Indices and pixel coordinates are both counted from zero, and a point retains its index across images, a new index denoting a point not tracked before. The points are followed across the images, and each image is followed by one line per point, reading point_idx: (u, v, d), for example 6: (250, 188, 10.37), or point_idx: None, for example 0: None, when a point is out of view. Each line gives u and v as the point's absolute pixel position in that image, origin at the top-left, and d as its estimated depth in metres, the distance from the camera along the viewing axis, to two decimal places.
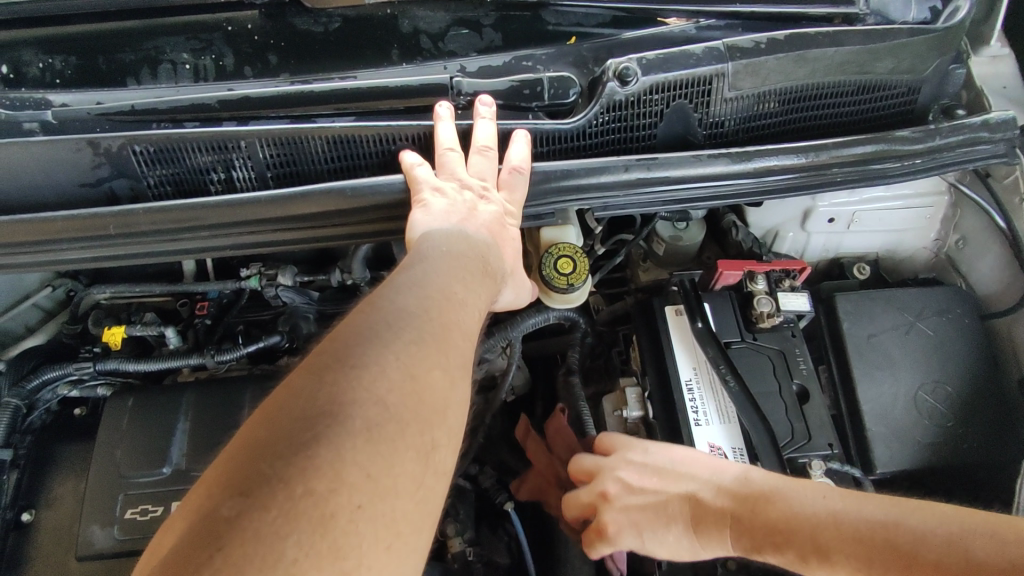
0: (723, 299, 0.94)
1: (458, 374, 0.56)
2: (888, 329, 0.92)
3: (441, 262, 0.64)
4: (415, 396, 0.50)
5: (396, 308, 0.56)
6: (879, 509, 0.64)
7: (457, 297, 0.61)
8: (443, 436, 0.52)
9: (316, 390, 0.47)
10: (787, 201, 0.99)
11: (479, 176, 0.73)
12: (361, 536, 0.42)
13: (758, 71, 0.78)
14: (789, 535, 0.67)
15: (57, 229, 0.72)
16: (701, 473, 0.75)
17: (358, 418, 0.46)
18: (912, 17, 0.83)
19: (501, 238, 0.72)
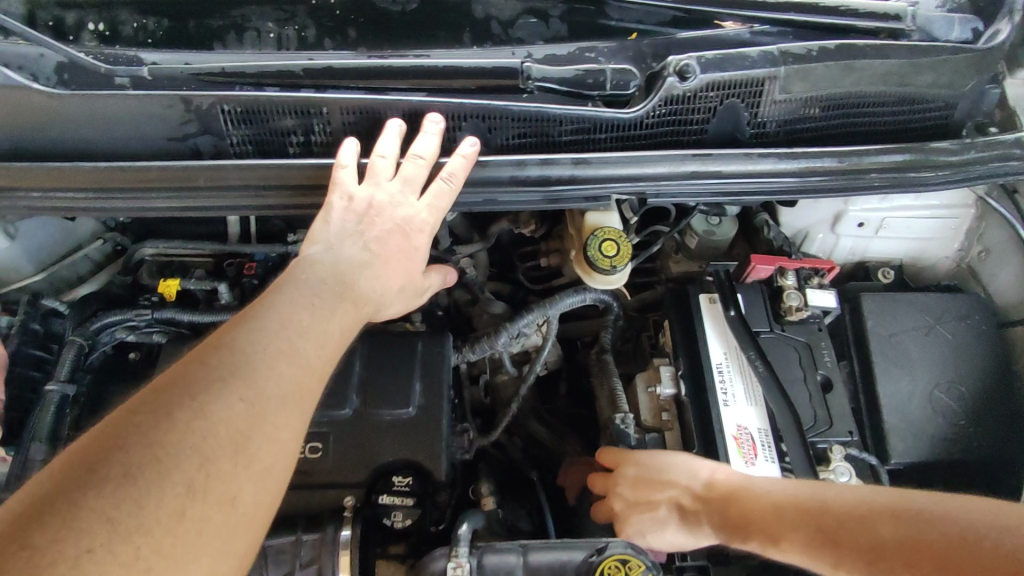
0: (754, 291, 1.00)
1: (269, 401, 0.54)
2: (909, 330, 0.97)
3: (298, 288, 0.64)
4: (197, 432, 0.49)
5: (233, 342, 0.56)
6: (828, 491, 0.73)
7: (297, 325, 0.60)
8: (230, 466, 0.49)
9: (107, 438, 0.48)
10: (821, 203, 1.03)
11: (405, 182, 0.72)
12: (94, 572, 0.41)
13: (809, 76, 0.82)
14: (749, 522, 0.75)
15: (152, 178, 0.78)
16: (679, 478, 0.81)
17: (117, 465, 0.46)
18: (956, 36, 0.88)
19: (398, 246, 0.71)
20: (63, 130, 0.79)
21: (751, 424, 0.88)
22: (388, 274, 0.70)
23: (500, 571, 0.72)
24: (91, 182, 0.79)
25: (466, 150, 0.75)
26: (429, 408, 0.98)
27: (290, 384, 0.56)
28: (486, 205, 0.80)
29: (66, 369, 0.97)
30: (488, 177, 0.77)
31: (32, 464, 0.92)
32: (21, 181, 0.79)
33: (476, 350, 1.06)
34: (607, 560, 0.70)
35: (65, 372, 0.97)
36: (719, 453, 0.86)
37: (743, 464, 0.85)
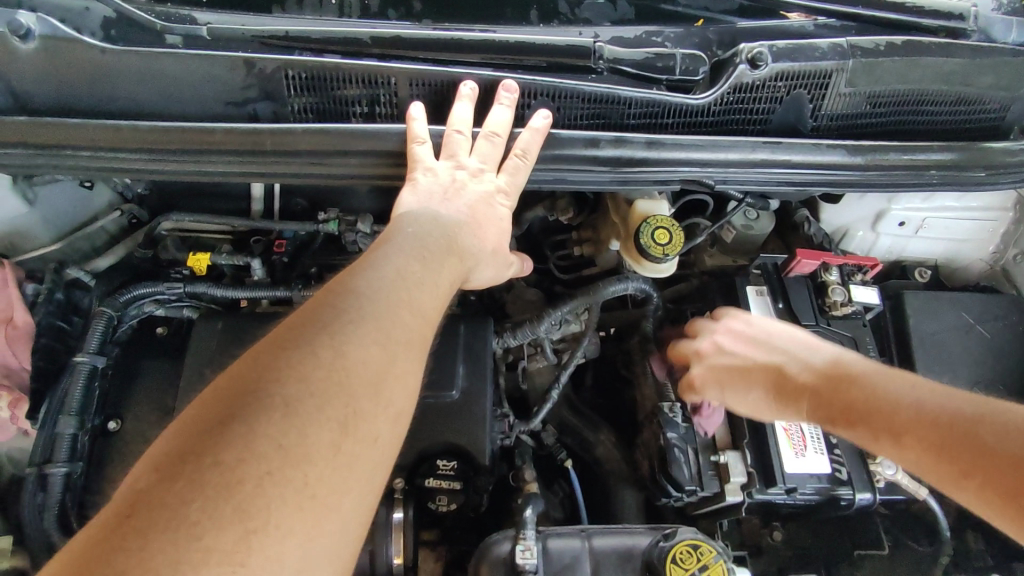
0: (799, 285, 1.00)
1: (404, 346, 0.48)
2: (948, 328, 0.98)
3: (406, 240, 0.59)
4: (345, 367, 0.43)
5: (354, 283, 0.50)
6: (973, 403, 0.60)
7: (414, 274, 0.54)
8: (378, 407, 0.44)
9: (255, 367, 0.42)
10: (866, 199, 1.03)
11: (479, 158, 0.71)
12: (270, 497, 0.37)
13: (876, 70, 0.82)
14: (870, 394, 0.68)
15: (218, 139, 0.72)
16: (791, 347, 0.78)
17: (277, 394, 0.40)
18: (1012, 39, 0.88)
19: (485, 216, 0.69)
20: (114, 88, 0.75)
21: (800, 416, 0.90)
22: (482, 239, 0.68)
23: (564, 557, 0.71)
24: (143, 142, 0.73)
25: (538, 123, 0.72)
26: (472, 391, 0.96)
27: (421, 327, 0.51)
28: (555, 182, 0.78)
29: (96, 341, 0.94)
30: (557, 155, 0.75)
31: (60, 437, 0.88)
32: (69, 139, 0.73)
33: (516, 335, 1.05)
34: (677, 545, 0.69)
35: (96, 344, 0.94)
36: (770, 443, 0.88)
37: (791, 454, 0.88)
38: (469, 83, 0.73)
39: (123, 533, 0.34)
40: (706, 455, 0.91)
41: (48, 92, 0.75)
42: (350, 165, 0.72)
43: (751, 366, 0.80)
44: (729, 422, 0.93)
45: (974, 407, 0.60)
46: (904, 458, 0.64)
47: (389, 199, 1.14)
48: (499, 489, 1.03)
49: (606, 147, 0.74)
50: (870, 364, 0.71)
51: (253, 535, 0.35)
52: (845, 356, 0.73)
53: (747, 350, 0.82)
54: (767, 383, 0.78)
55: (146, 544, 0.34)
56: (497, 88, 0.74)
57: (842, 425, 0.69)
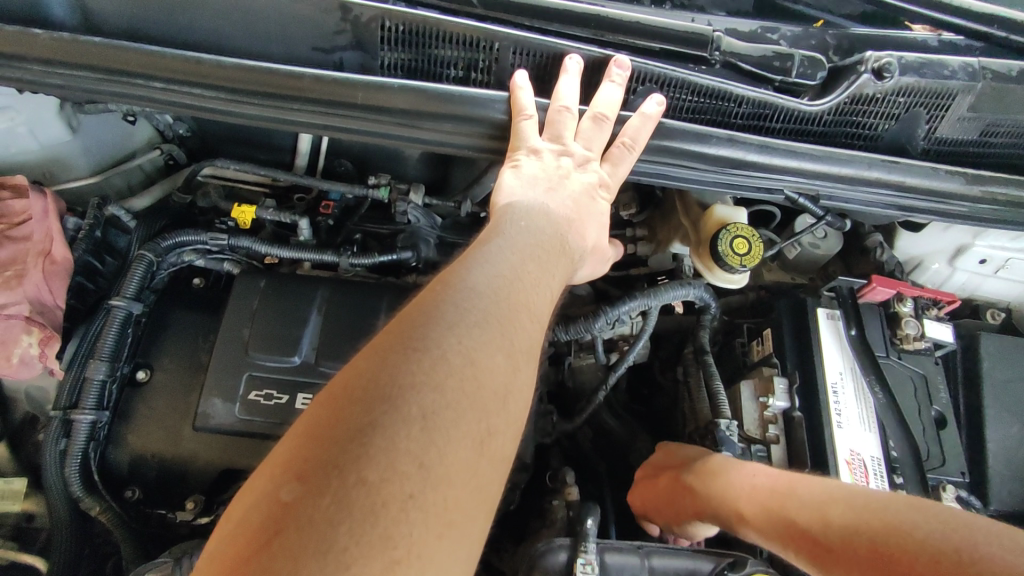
0: (872, 313, 0.96)
1: (525, 356, 0.46)
2: (1022, 377, 0.95)
3: (514, 236, 0.56)
4: (475, 376, 0.41)
5: (467, 283, 0.47)
6: (803, 489, 0.72)
7: (530, 274, 0.52)
8: (505, 423, 0.42)
9: (382, 371, 0.40)
10: (948, 233, 0.98)
11: (585, 144, 0.67)
12: (415, 522, 0.35)
13: (1003, 96, 0.77)
14: (732, 501, 0.77)
15: (302, 86, 0.67)
16: (684, 452, 0.89)
17: (413, 404, 0.38)
18: None
19: (590, 212, 0.66)
20: (196, 16, 0.70)
21: (865, 450, 0.84)
22: (587, 238, 0.64)
23: (623, 571, 0.74)
24: (221, 80, 0.67)
25: (650, 109, 0.68)
26: None
27: (536, 336, 0.48)
28: (652, 177, 0.75)
29: (134, 286, 0.88)
30: (673, 146, 0.70)
31: (89, 382, 0.84)
32: (141, 66, 0.67)
33: (568, 329, 1.00)
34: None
35: (133, 289, 0.88)
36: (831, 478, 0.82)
37: None
38: (575, 57, 0.68)
39: (272, 554, 0.33)
40: None
41: (124, 15, 0.70)
42: (442, 130, 0.68)
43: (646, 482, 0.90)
44: (790, 448, 0.87)
45: (804, 498, 0.71)
46: (775, 545, 0.73)
47: (447, 171, 1.08)
48: (531, 488, 0.97)
49: (719, 145, 0.70)
50: (735, 464, 0.81)
51: (398, 565, 0.33)
52: (714, 458, 0.84)
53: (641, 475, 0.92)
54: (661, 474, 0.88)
55: (297, 567, 0.32)
56: (608, 65, 0.69)
57: (727, 525, 0.78)
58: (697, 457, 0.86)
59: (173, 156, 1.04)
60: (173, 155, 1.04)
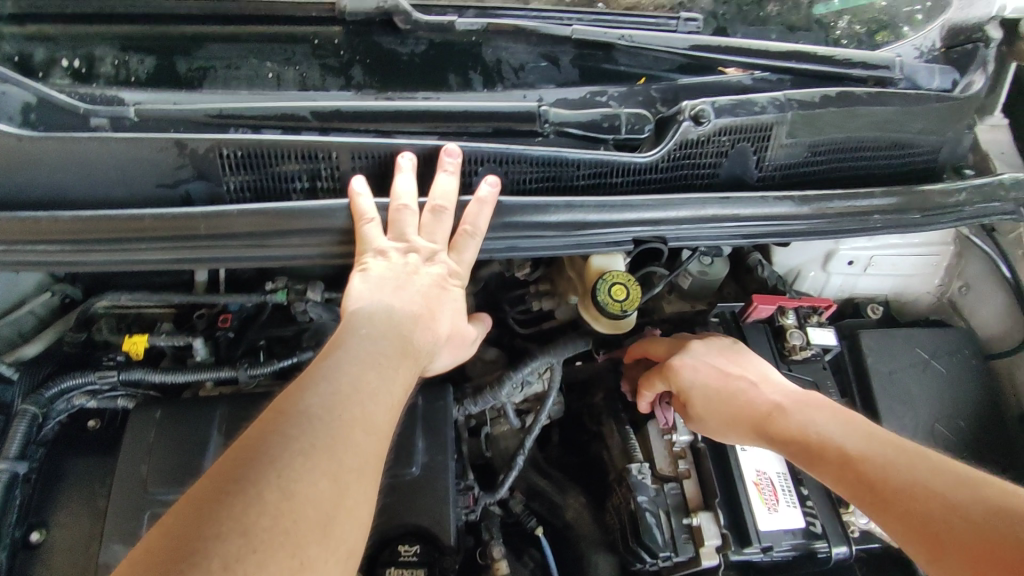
0: (757, 331, 1.01)
1: (355, 475, 0.49)
2: (906, 365, 1.00)
3: (359, 347, 0.59)
4: (292, 512, 0.45)
5: (300, 409, 0.50)
6: (936, 469, 0.65)
7: (369, 386, 0.55)
8: (325, 552, 0.45)
9: (192, 525, 0.42)
10: (813, 243, 1.07)
11: (429, 238, 0.70)
12: None
13: (813, 121, 0.85)
14: (848, 455, 0.71)
15: (144, 227, 0.68)
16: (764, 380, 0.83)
17: (215, 558, 0.41)
18: (937, 86, 0.92)
19: (441, 302, 0.68)
20: (35, 175, 0.71)
21: (770, 467, 0.86)
22: (436, 330, 0.67)
23: None
24: (65, 234, 0.68)
25: (486, 191, 0.72)
26: (433, 466, 0.91)
27: (372, 452, 0.51)
28: (508, 250, 0.78)
29: (17, 445, 0.86)
30: (516, 220, 0.74)
31: None
32: None
33: (477, 400, 1.00)
34: None
35: (16, 448, 0.86)
36: (742, 501, 0.83)
37: (766, 511, 0.83)
38: (408, 155, 0.72)
39: None
40: (677, 518, 0.86)
41: None
42: (292, 244, 0.70)
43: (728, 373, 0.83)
44: (700, 481, 0.88)
45: (970, 504, 0.60)
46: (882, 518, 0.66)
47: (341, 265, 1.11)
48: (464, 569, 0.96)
49: (557, 213, 0.74)
50: (867, 440, 0.71)
51: None
52: (815, 415, 0.76)
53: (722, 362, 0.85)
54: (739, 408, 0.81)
55: None
56: (440, 154, 0.73)
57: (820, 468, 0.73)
58: (802, 414, 0.77)
59: (66, 296, 1.05)
60: (67, 295, 1.06)
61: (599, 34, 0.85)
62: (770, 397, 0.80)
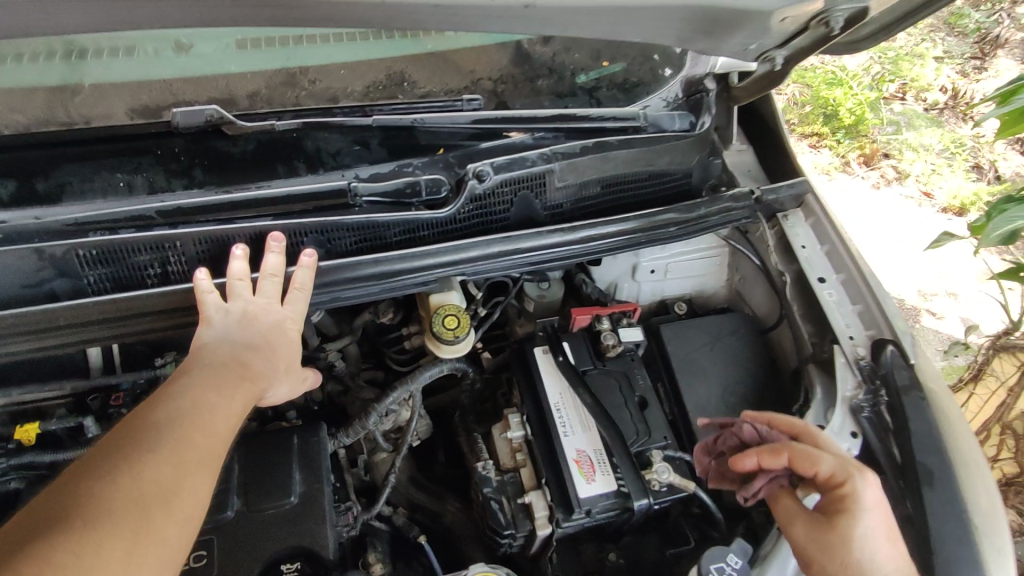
0: (578, 337, 1.21)
1: (193, 466, 0.65)
2: (699, 347, 1.23)
3: (205, 372, 0.75)
4: (136, 494, 0.59)
5: (146, 420, 0.66)
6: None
7: (208, 403, 0.71)
8: (166, 520, 0.60)
9: (49, 512, 0.56)
10: (617, 259, 1.30)
11: (265, 298, 0.87)
12: None
13: (576, 168, 1.08)
14: (856, 573, 0.77)
15: (10, 326, 0.84)
16: (855, 476, 0.81)
17: (70, 534, 0.54)
18: (678, 127, 1.19)
19: (280, 339, 0.84)
20: None
21: (589, 446, 1.06)
22: (276, 359, 0.82)
23: None
24: None
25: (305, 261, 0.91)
26: (310, 493, 1.05)
27: (209, 450, 0.67)
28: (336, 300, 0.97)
29: None
30: (334, 277, 0.95)
31: None
32: None
33: (349, 433, 1.15)
34: None
35: None
36: (564, 477, 1.03)
37: (585, 482, 1.02)
38: (241, 244, 0.89)
39: None
40: (515, 500, 1.04)
41: None
42: (144, 323, 0.88)
43: (858, 486, 0.80)
44: (533, 466, 1.07)
45: None
46: None
47: None
48: None
49: (366, 266, 0.95)
50: (883, 555, 0.77)
51: None
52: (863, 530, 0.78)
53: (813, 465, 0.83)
54: (836, 515, 0.79)
55: None
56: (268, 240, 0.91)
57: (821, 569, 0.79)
58: (858, 535, 0.78)
59: None
60: None
61: (397, 120, 1.05)
62: (849, 516, 0.78)
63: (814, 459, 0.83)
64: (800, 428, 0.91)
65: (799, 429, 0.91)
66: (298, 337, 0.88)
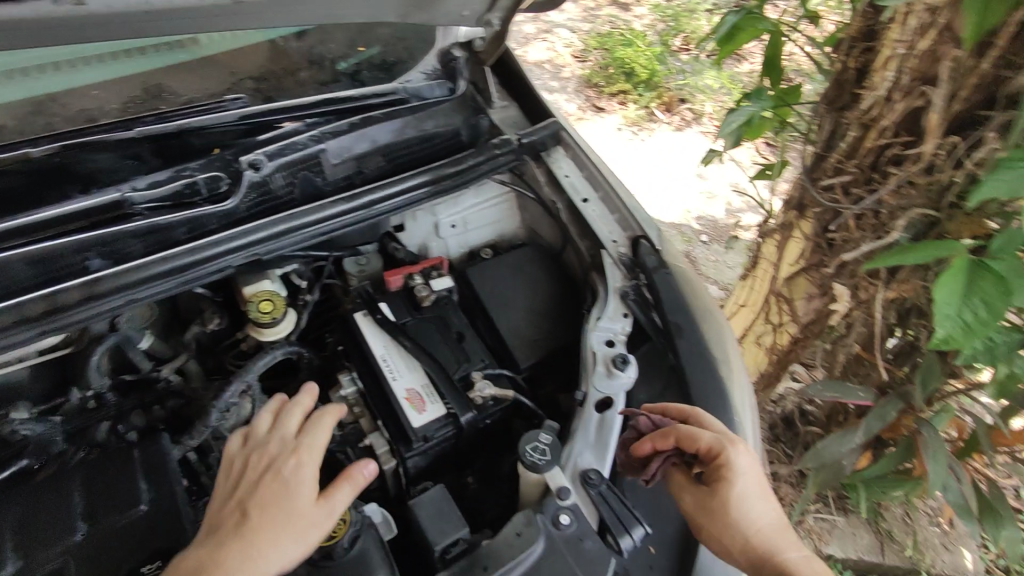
0: (394, 296, 1.34)
1: None
2: (502, 280, 1.40)
3: (211, 542, 0.86)
4: None
5: None
6: (759, 521, 0.94)
7: (214, 559, 0.83)
8: None
9: None
10: (418, 220, 1.43)
11: (281, 449, 0.96)
12: None
13: (347, 145, 1.20)
14: (724, 519, 0.94)
15: None
16: (715, 436, 0.98)
17: None
18: (438, 95, 1.32)
19: (275, 505, 0.88)
20: None
21: (416, 383, 1.20)
22: (304, 507, 0.89)
23: None
24: None
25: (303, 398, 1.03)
26: (160, 496, 1.09)
27: None
28: (131, 302, 1.01)
29: None
30: (124, 281, 1.00)
31: None
32: None
33: (193, 436, 1.19)
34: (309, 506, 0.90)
35: None
36: (397, 413, 1.15)
37: (417, 413, 1.15)
38: (278, 396, 1.05)
39: None
40: (358, 445, 1.17)
41: None
42: None
43: (730, 452, 0.96)
44: (369, 413, 1.19)
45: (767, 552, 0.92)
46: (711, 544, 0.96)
47: (38, 373, 1.19)
48: None
49: (153, 265, 1.02)
50: (747, 507, 0.94)
51: None
52: (735, 481, 0.95)
53: (695, 435, 0.99)
54: (712, 479, 0.97)
55: None
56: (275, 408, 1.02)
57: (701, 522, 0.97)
58: (726, 485, 0.95)
59: None
60: None
61: (161, 128, 1.08)
62: (723, 470, 0.96)
63: (697, 433, 0.99)
64: (690, 413, 1.05)
65: (688, 413, 1.05)
66: (309, 489, 0.91)
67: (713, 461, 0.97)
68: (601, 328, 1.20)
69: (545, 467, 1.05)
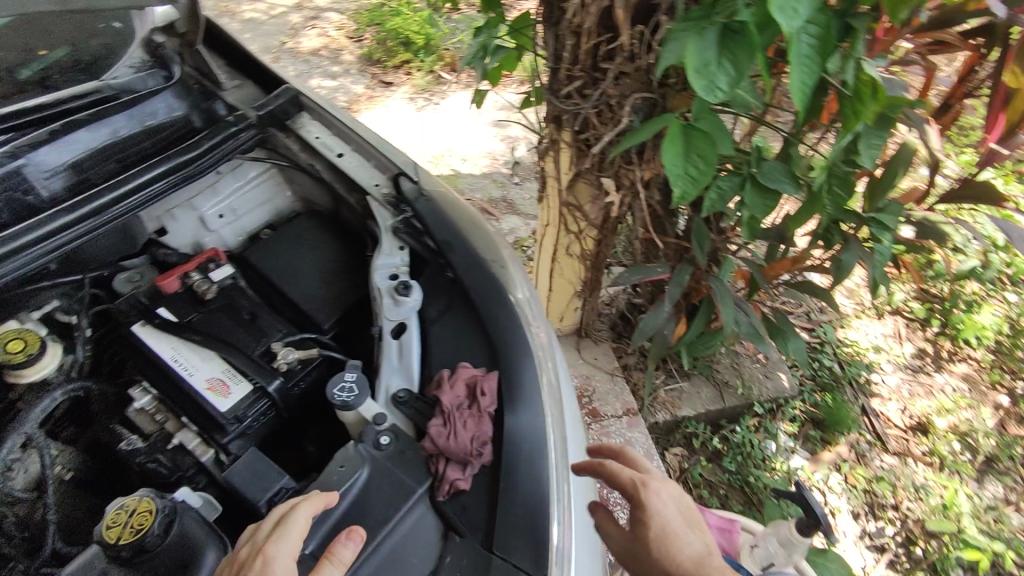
0: (171, 298, 1.29)
1: None
2: (283, 251, 1.42)
3: None
4: None
5: None
6: (693, 543, 1.02)
7: None
8: None
9: None
10: (179, 218, 1.41)
11: (255, 547, 0.85)
12: None
13: (53, 153, 1.12)
14: (647, 532, 1.01)
15: None
16: (625, 472, 1.05)
17: None
18: (150, 83, 1.30)
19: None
20: None
21: (215, 372, 1.18)
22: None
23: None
24: None
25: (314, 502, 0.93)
26: None
27: None
28: None
29: None
30: None
31: None
32: None
33: None
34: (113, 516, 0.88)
35: None
36: (201, 405, 1.14)
37: (222, 398, 1.15)
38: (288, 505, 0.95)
39: None
40: (166, 450, 1.15)
41: None
42: None
43: (641, 486, 1.04)
44: (173, 415, 1.17)
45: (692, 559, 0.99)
46: None
47: None
48: None
49: None
50: (684, 529, 1.02)
51: None
52: (659, 506, 1.02)
53: (614, 475, 1.06)
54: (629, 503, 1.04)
55: None
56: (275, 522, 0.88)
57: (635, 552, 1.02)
58: (649, 508, 1.02)
59: None
60: None
61: None
62: (647, 503, 1.02)
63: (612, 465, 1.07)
64: (620, 451, 1.16)
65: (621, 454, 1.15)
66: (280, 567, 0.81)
67: (622, 485, 1.05)
68: (381, 264, 1.29)
69: (356, 403, 1.09)
